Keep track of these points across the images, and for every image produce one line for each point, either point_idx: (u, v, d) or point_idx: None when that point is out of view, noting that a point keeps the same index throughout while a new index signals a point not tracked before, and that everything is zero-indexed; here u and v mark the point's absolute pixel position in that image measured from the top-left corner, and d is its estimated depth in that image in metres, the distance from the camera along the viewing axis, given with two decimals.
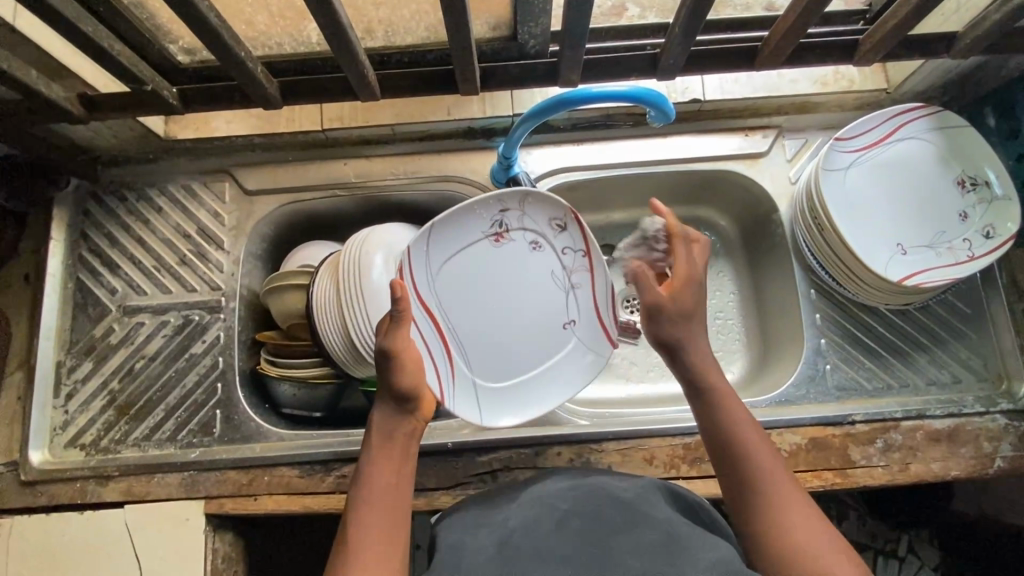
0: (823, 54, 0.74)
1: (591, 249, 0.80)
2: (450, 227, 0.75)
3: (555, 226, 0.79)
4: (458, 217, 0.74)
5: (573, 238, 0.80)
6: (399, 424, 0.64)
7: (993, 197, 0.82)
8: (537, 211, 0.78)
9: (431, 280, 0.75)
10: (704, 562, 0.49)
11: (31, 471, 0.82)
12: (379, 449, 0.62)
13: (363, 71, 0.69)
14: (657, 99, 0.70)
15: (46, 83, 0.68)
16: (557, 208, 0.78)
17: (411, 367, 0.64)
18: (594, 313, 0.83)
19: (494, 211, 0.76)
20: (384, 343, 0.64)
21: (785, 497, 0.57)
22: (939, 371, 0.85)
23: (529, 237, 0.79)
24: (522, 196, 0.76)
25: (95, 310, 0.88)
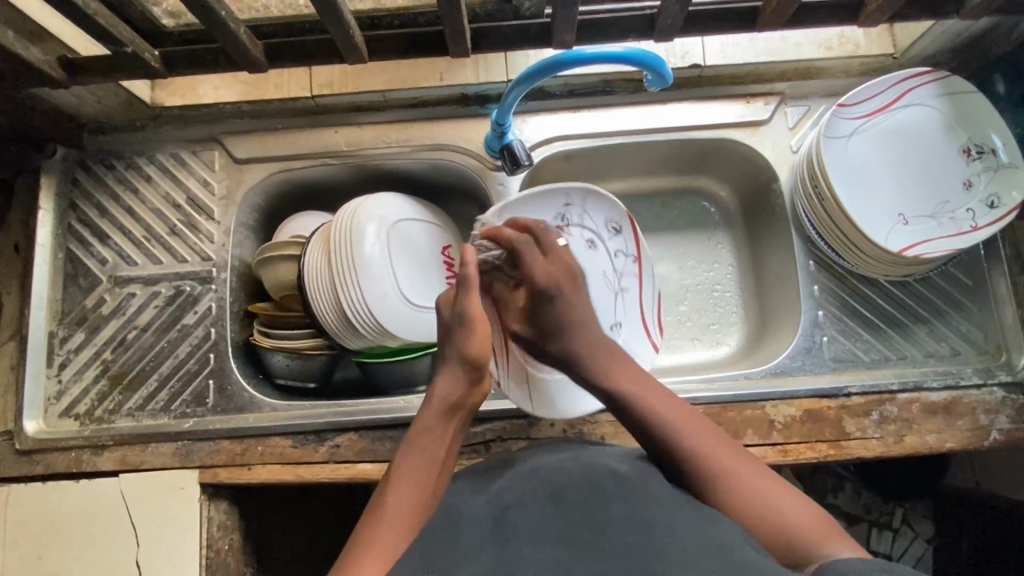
0: (826, 15, 0.72)
1: (642, 254, 0.87)
2: (516, 213, 0.81)
3: (611, 229, 0.86)
4: (525, 206, 0.81)
5: (627, 241, 0.86)
6: (461, 399, 0.67)
7: (999, 165, 0.80)
8: (597, 212, 0.85)
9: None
10: (708, 541, 0.47)
11: (27, 440, 0.82)
12: (434, 419, 0.65)
13: (349, 33, 0.67)
14: (655, 61, 0.68)
15: (24, 45, 0.65)
16: (613, 209, 0.85)
17: (483, 337, 0.68)
18: (640, 315, 0.87)
19: (559, 205, 0.83)
20: (463, 308, 0.68)
21: (722, 452, 0.58)
22: (938, 343, 0.84)
23: (586, 236, 0.85)
24: (586, 194, 0.83)
25: (86, 281, 0.88)
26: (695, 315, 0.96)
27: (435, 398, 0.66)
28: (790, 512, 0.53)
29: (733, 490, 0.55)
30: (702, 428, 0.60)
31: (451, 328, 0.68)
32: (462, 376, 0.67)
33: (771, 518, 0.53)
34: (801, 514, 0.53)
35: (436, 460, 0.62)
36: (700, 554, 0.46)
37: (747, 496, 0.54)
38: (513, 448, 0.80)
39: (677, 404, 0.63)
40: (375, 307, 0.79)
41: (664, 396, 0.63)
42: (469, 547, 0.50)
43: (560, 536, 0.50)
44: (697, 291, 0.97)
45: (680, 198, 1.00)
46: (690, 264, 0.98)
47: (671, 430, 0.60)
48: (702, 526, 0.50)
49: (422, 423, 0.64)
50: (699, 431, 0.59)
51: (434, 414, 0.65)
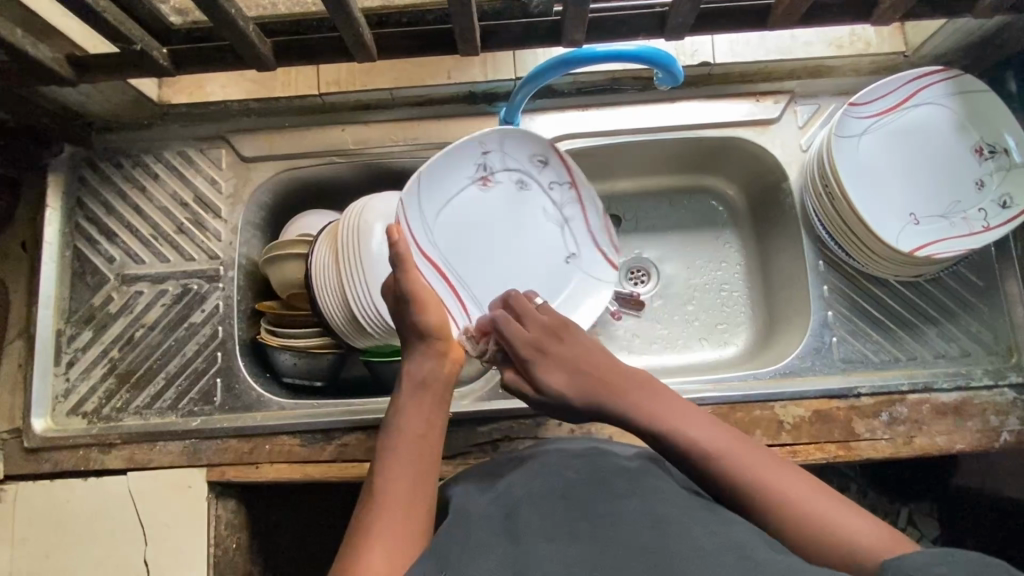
0: (838, 14, 0.71)
1: (577, 181, 0.84)
2: (434, 174, 0.76)
3: (538, 162, 0.82)
4: (442, 167, 0.76)
5: (558, 173, 0.83)
6: (431, 370, 0.64)
7: (1011, 164, 0.79)
8: (517, 150, 0.81)
9: (429, 232, 0.76)
10: (722, 536, 0.47)
11: (34, 438, 0.82)
12: (407, 402, 0.62)
13: (358, 31, 0.66)
14: (664, 60, 0.68)
15: (34, 43, 0.65)
16: (534, 142, 0.81)
17: (434, 305, 0.67)
18: (591, 239, 0.87)
19: (477, 155, 0.79)
20: (401, 285, 0.67)
21: (771, 476, 0.54)
22: (949, 344, 0.84)
23: (514, 177, 0.82)
24: (499, 136, 0.78)
25: (93, 279, 0.88)
26: (703, 314, 0.96)
27: (405, 379, 0.64)
28: (853, 528, 0.49)
29: (789, 519, 0.51)
30: (748, 450, 0.56)
31: (399, 309, 0.67)
32: (424, 349, 0.65)
33: (831, 534, 0.49)
34: (866, 529, 0.49)
35: (418, 440, 0.59)
36: (714, 550, 0.45)
37: (803, 521, 0.51)
38: (521, 447, 0.80)
39: (716, 427, 0.59)
40: (382, 306, 0.78)
41: (701, 420, 0.59)
42: (480, 545, 0.49)
43: (574, 531, 0.49)
44: (705, 290, 0.97)
45: (688, 196, 1.00)
46: (698, 263, 0.98)
47: (718, 458, 0.56)
48: (716, 522, 0.49)
49: (398, 407, 0.62)
50: (746, 455, 0.55)
51: (407, 396, 0.63)
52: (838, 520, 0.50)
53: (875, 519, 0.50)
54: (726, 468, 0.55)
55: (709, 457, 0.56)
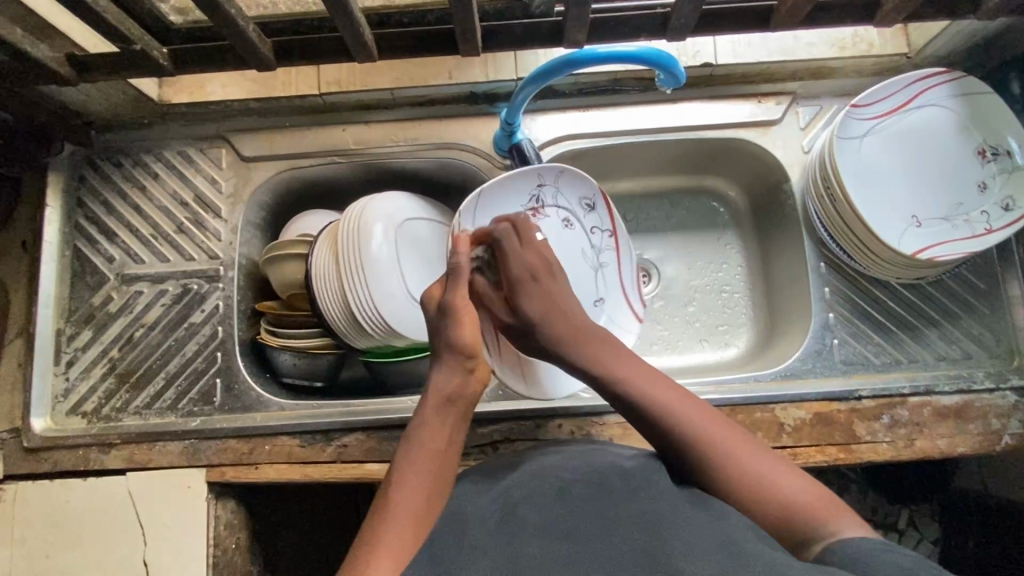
0: (841, 15, 0.71)
1: (618, 228, 0.87)
2: (494, 198, 0.80)
3: (586, 206, 0.85)
4: (500, 192, 0.80)
5: (602, 219, 0.86)
6: (457, 387, 0.64)
7: (1014, 166, 0.79)
8: (570, 189, 0.84)
9: (479, 247, 0.76)
10: (716, 537, 0.46)
11: (34, 438, 0.82)
12: (432, 413, 0.62)
13: (358, 31, 0.66)
14: (666, 61, 0.67)
15: (32, 43, 0.65)
16: (586, 186, 0.84)
17: (471, 324, 0.67)
18: (619, 289, 0.88)
19: (533, 187, 0.81)
20: (446, 299, 0.68)
21: (714, 434, 0.56)
22: (950, 347, 0.83)
23: (562, 215, 0.84)
24: (559, 175, 0.82)
25: (93, 279, 0.87)
26: (703, 316, 0.95)
27: (431, 391, 0.64)
28: (799, 496, 0.52)
29: (737, 487, 0.53)
30: (703, 417, 0.58)
31: (438, 323, 0.68)
32: (454, 365, 0.65)
33: (776, 499, 0.52)
34: (810, 495, 0.52)
35: (440, 452, 0.59)
36: (709, 551, 0.45)
37: (736, 476, 0.54)
38: (520, 449, 0.80)
39: (664, 383, 0.61)
40: (382, 307, 0.78)
41: (651, 376, 0.62)
42: (475, 545, 0.49)
43: (569, 530, 0.49)
44: (706, 292, 0.96)
45: (689, 197, 1.00)
46: (699, 265, 0.98)
47: (680, 428, 0.57)
48: (709, 521, 0.49)
49: (420, 419, 0.62)
50: (707, 425, 0.57)
51: (433, 407, 0.63)
52: (767, 475, 0.54)
53: (804, 476, 0.54)
54: (670, 423, 0.58)
55: (657, 413, 0.58)
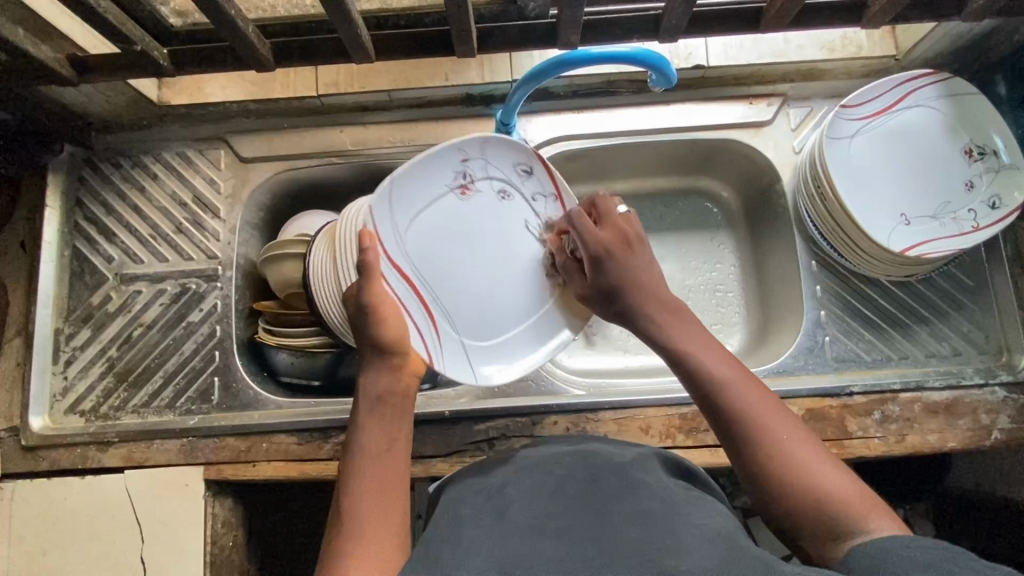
0: (829, 17, 0.72)
1: (561, 191, 0.78)
2: (412, 177, 0.69)
3: (523, 172, 0.77)
4: (419, 171, 0.69)
5: (542, 182, 0.78)
6: (388, 385, 0.62)
7: (1001, 165, 0.81)
8: (501, 158, 0.75)
9: (401, 241, 0.69)
10: (707, 528, 0.48)
11: (32, 436, 0.83)
12: (368, 417, 0.60)
13: (357, 31, 0.67)
14: (658, 61, 0.68)
15: (35, 44, 0.66)
16: (519, 152, 0.75)
17: (393, 316, 0.64)
18: None
19: (456, 162, 0.72)
20: (360, 298, 0.62)
21: (767, 417, 0.55)
22: (939, 344, 0.85)
23: (496, 186, 0.76)
24: (481, 143, 0.73)
25: (92, 278, 0.88)
26: (698, 315, 0.96)
27: (361, 396, 0.62)
28: (832, 485, 0.51)
29: (778, 470, 0.52)
30: (758, 394, 0.56)
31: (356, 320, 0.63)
32: (381, 364, 0.63)
33: (809, 486, 0.51)
34: (844, 487, 0.50)
35: (381, 454, 0.58)
36: (700, 542, 0.46)
37: (784, 466, 0.52)
38: (516, 446, 0.80)
39: (729, 360, 0.59)
40: None
41: (716, 351, 0.60)
42: (470, 541, 0.49)
43: (560, 527, 0.50)
44: (700, 291, 0.97)
45: (683, 198, 1.01)
46: (693, 264, 0.99)
47: (729, 401, 0.56)
48: (699, 517, 0.50)
49: (358, 423, 0.60)
50: (749, 388, 0.57)
51: (366, 411, 0.61)
52: (815, 470, 0.52)
53: (857, 480, 0.52)
54: (730, 399, 0.56)
55: (715, 380, 0.57)
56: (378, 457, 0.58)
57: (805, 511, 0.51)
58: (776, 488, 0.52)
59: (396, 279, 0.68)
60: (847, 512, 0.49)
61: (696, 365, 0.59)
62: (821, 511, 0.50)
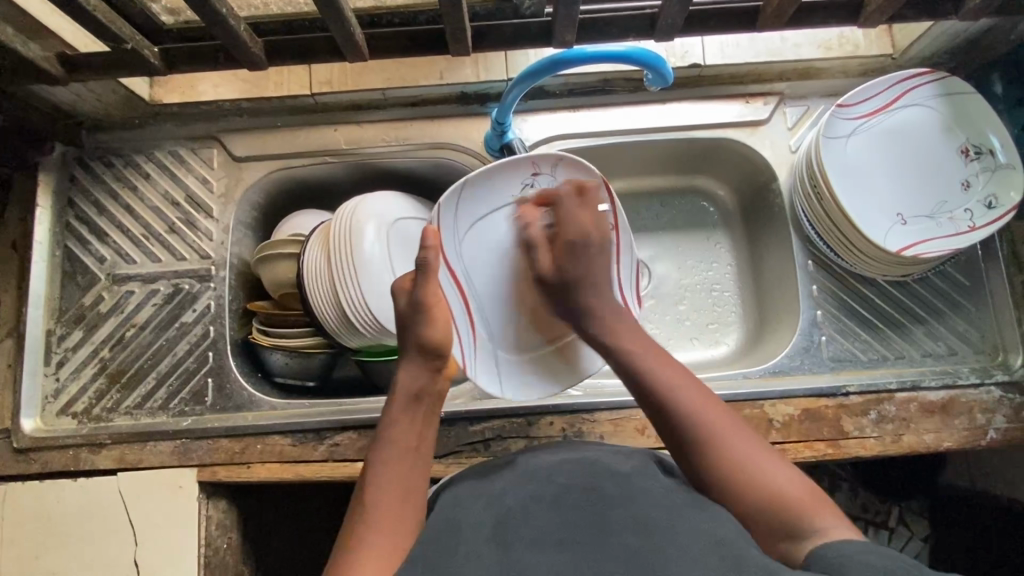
0: (826, 16, 0.72)
1: (621, 225, 0.78)
2: (479, 187, 0.76)
3: None
4: (488, 180, 0.75)
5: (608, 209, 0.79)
6: (427, 384, 0.63)
7: (997, 165, 0.81)
8: (571, 177, 0.77)
9: (457, 244, 0.77)
10: (708, 537, 0.47)
11: (24, 438, 0.82)
12: (401, 413, 0.61)
13: (350, 30, 0.66)
14: (653, 60, 0.68)
15: (24, 42, 0.65)
16: (590, 176, 0.76)
17: (443, 320, 0.65)
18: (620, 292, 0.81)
19: (525, 175, 0.77)
20: (416, 294, 0.65)
21: (712, 416, 0.57)
22: (935, 343, 0.85)
23: None
24: (554, 160, 0.76)
25: (84, 279, 0.87)
26: (694, 314, 0.96)
27: (398, 391, 0.62)
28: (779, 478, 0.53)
29: (731, 470, 0.54)
30: (701, 395, 0.58)
31: (406, 318, 0.65)
32: (421, 363, 0.63)
33: (757, 483, 0.53)
34: (787, 480, 0.53)
35: (411, 453, 0.59)
36: (701, 556, 0.46)
37: (730, 465, 0.54)
38: (512, 447, 0.80)
39: (672, 364, 0.62)
40: (374, 305, 0.77)
41: (661, 358, 0.62)
42: (469, 551, 0.49)
43: (561, 539, 0.49)
44: (696, 290, 0.97)
45: (680, 197, 1.00)
46: (689, 263, 0.99)
47: (678, 404, 0.58)
48: (702, 524, 0.49)
49: (389, 419, 0.61)
50: (690, 390, 0.59)
51: (400, 407, 0.61)
52: (762, 466, 0.54)
53: (801, 477, 0.54)
54: (677, 404, 0.58)
55: (662, 385, 0.59)
56: (406, 456, 0.59)
57: (747, 504, 0.53)
58: (719, 484, 0.54)
59: (445, 279, 0.76)
60: (792, 505, 0.51)
61: (641, 372, 0.61)
62: (766, 505, 0.52)
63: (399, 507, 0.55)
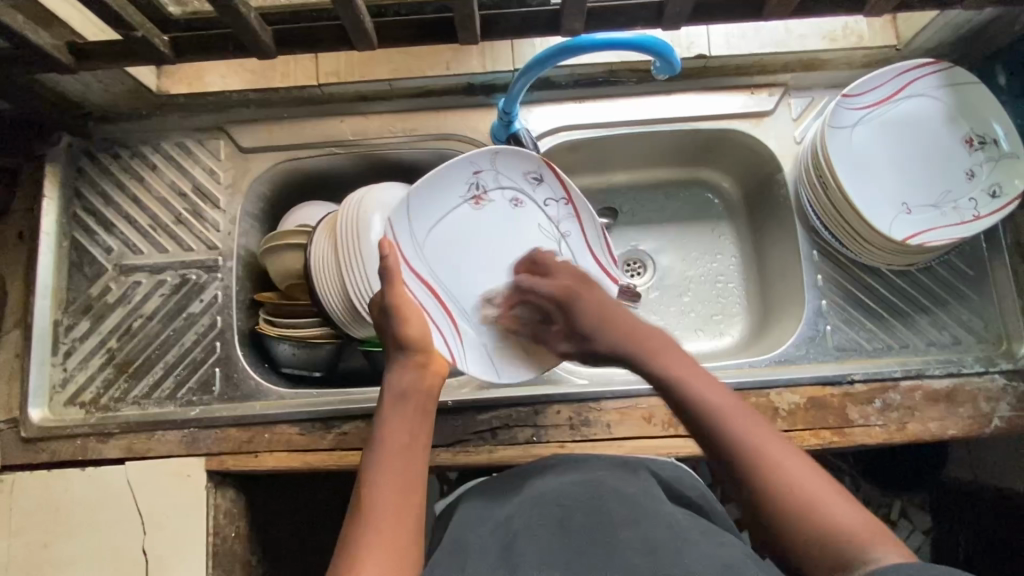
0: (832, 6, 0.73)
1: (573, 196, 0.82)
2: (425, 193, 0.75)
3: (533, 179, 0.80)
4: (433, 184, 0.75)
5: (553, 188, 0.81)
6: (413, 382, 0.64)
7: (1001, 154, 0.81)
8: (512, 168, 0.79)
9: (418, 248, 0.75)
10: (713, 561, 0.47)
11: (32, 428, 0.82)
12: (391, 411, 0.62)
13: (359, 17, 0.66)
14: (662, 48, 0.68)
15: (34, 30, 0.65)
16: (528, 159, 0.79)
17: (414, 318, 0.67)
18: (589, 255, 0.84)
19: (468, 174, 0.77)
20: (387, 299, 0.67)
21: (771, 448, 0.55)
22: (939, 332, 0.85)
23: (509, 194, 0.80)
24: (492, 155, 0.77)
25: (91, 269, 0.87)
26: (698, 306, 0.97)
27: (387, 392, 0.64)
28: (838, 515, 0.50)
29: (793, 505, 0.51)
30: (753, 422, 0.57)
31: (381, 319, 0.68)
32: (406, 362, 0.65)
33: (815, 515, 0.51)
34: (847, 516, 0.50)
35: (405, 448, 0.59)
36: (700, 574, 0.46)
37: (788, 498, 0.52)
38: (520, 435, 0.80)
39: (733, 400, 0.60)
40: None
41: (715, 387, 0.61)
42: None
43: (569, 562, 0.50)
44: (700, 282, 0.98)
45: (683, 189, 1.01)
46: (693, 255, 0.99)
47: (727, 432, 0.57)
48: (710, 546, 0.50)
49: (382, 419, 0.62)
50: (745, 422, 0.57)
51: (389, 404, 0.63)
52: (823, 503, 0.51)
53: (862, 510, 0.51)
54: (730, 437, 0.56)
55: (718, 417, 0.58)
56: (399, 450, 0.59)
57: (805, 540, 0.50)
58: (767, 514, 0.52)
59: (417, 288, 0.74)
60: (848, 542, 0.49)
61: (699, 403, 0.60)
62: (823, 541, 0.50)
63: (397, 503, 0.55)
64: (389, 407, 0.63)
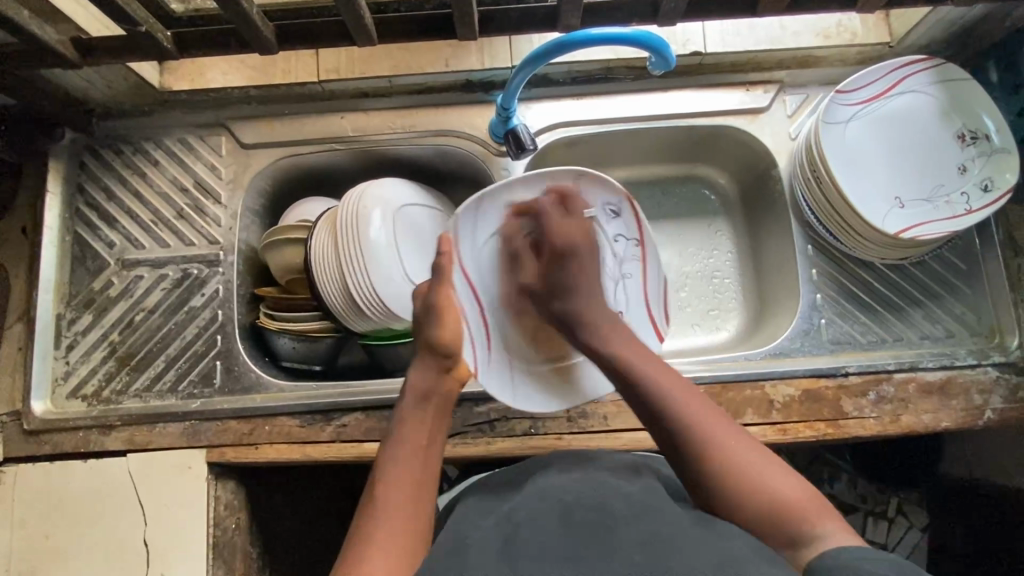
0: (825, 3, 0.74)
1: (645, 239, 0.81)
2: (498, 201, 0.76)
3: (611, 211, 0.81)
4: (509, 193, 0.76)
5: (628, 226, 0.81)
6: (436, 384, 0.66)
7: (992, 149, 0.82)
8: (593, 194, 0.79)
9: (475, 254, 0.77)
10: (716, 558, 0.47)
11: (34, 421, 0.83)
12: (411, 411, 0.64)
13: (359, 12, 0.67)
14: (658, 44, 0.69)
15: (40, 25, 0.66)
16: (612, 191, 0.79)
17: (454, 321, 0.68)
18: (642, 304, 0.83)
19: None
20: (431, 296, 0.69)
21: (716, 428, 0.57)
22: (932, 326, 0.86)
23: (581, 220, 0.81)
24: (577, 177, 0.77)
25: (93, 264, 0.88)
26: (695, 301, 0.97)
27: (407, 391, 0.65)
28: (777, 485, 0.53)
29: (738, 483, 0.53)
30: (696, 401, 0.59)
31: (420, 316, 0.69)
32: (432, 365, 0.67)
33: (757, 489, 0.53)
34: (787, 486, 0.53)
35: (423, 447, 0.61)
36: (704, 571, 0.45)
37: (736, 478, 0.53)
38: (517, 427, 0.81)
39: (677, 379, 0.62)
40: (381, 289, 0.79)
41: (659, 367, 0.63)
42: (477, 564, 0.49)
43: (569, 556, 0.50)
44: (696, 278, 0.99)
45: (680, 185, 1.02)
46: (690, 251, 1.00)
47: (675, 410, 0.58)
48: (713, 540, 0.49)
49: (400, 417, 0.64)
50: (694, 403, 0.59)
51: (410, 404, 0.64)
52: (764, 476, 0.53)
53: (800, 481, 0.54)
54: (676, 417, 0.58)
55: (660, 396, 0.60)
56: (417, 449, 0.60)
57: (750, 512, 0.52)
58: (715, 491, 0.54)
59: (464, 292, 0.76)
60: (795, 512, 0.51)
61: (644, 382, 0.61)
62: (763, 514, 0.52)
63: (411, 499, 0.56)
64: (410, 408, 0.64)
